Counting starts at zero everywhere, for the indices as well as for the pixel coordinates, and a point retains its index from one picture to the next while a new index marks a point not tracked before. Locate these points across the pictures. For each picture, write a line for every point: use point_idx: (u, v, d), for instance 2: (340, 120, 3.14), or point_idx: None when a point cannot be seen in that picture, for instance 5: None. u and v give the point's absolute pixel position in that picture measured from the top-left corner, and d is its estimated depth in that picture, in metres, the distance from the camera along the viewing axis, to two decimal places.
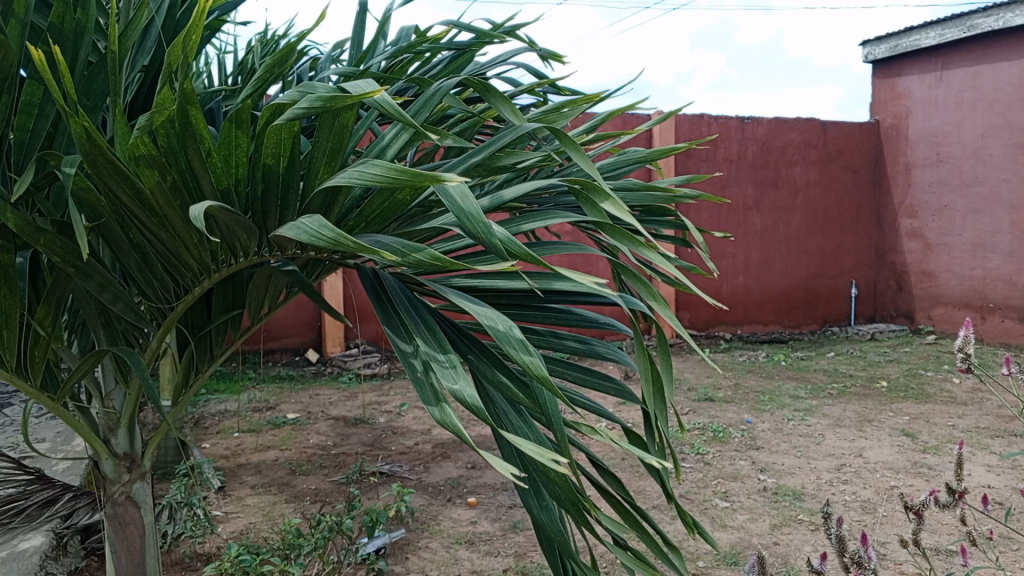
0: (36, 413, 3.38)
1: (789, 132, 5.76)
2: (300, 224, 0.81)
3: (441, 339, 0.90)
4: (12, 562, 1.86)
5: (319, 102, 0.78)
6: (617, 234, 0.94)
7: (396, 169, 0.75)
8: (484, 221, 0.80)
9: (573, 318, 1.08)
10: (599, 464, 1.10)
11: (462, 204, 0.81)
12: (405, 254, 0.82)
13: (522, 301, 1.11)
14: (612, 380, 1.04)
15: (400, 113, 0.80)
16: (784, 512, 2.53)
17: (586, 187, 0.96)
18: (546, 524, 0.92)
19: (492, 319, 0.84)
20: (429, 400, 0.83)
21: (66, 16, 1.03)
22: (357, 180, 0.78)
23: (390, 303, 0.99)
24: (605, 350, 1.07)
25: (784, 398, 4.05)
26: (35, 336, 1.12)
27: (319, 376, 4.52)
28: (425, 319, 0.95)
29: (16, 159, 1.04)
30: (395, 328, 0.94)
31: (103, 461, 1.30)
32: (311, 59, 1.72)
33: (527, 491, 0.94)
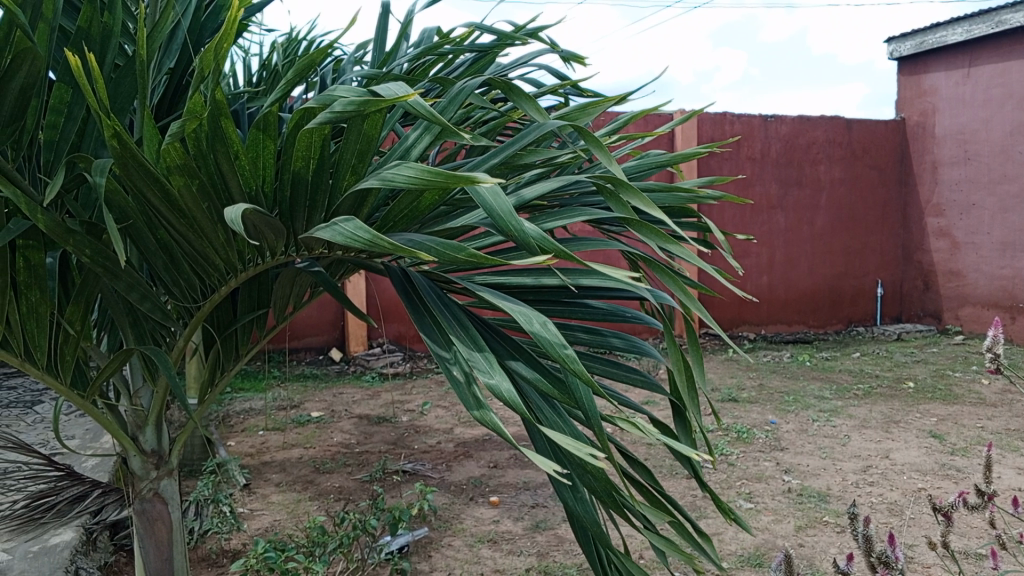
0: (66, 410, 3.44)
1: (813, 131, 5.71)
2: (333, 226, 0.82)
3: (474, 336, 0.90)
4: (43, 557, 1.90)
5: (353, 107, 0.79)
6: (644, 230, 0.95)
7: (429, 171, 0.76)
8: (516, 218, 0.80)
9: (586, 312, 1.08)
10: (628, 453, 1.10)
11: (493, 202, 0.81)
12: (440, 251, 0.82)
13: (549, 297, 1.11)
14: (639, 372, 1.03)
15: (432, 115, 0.80)
16: (808, 514, 2.51)
17: (614, 184, 0.96)
18: (582, 516, 0.92)
19: (526, 316, 0.83)
20: (470, 405, 0.83)
21: (94, 19, 1.05)
22: (391, 182, 0.78)
23: (421, 301, 0.99)
24: (632, 341, 1.06)
25: (808, 399, 4.01)
26: (64, 334, 1.14)
27: (342, 375, 4.56)
28: (456, 316, 0.95)
29: (47, 160, 1.06)
30: (427, 328, 0.94)
31: (131, 457, 1.32)
32: (334, 60, 1.73)
33: (562, 484, 0.93)
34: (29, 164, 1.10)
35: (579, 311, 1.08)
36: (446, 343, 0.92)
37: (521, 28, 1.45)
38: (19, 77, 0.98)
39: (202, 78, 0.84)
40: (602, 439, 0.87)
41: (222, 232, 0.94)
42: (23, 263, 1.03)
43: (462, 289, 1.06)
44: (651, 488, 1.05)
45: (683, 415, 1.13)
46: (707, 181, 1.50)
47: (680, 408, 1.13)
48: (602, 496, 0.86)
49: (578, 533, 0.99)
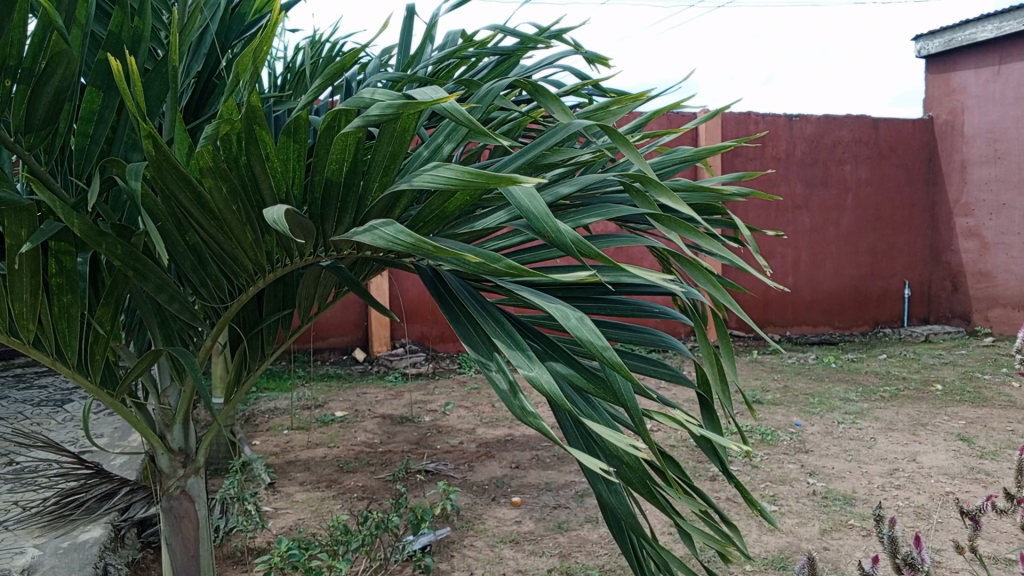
0: (96, 409, 3.50)
1: (839, 130, 5.65)
2: (374, 231, 0.82)
3: (510, 331, 0.91)
4: (74, 552, 1.93)
5: (391, 110, 0.79)
6: (673, 225, 0.96)
7: (468, 174, 0.76)
8: (553, 219, 0.81)
9: (618, 307, 1.08)
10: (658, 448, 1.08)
11: (529, 202, 0.82)
12: (482, 262, 0.82)
13: (579, 293, 1.11)
14: (668, 366, 1.03)
15: (468, 119, 0.80)
16: (834, 516, 2.48)
17: (641, 181, 0.96)
18: (618, 508, 0.91)
19: (563, 312, 0.84)
20: (509, 399, 0.84)
21: (124, 24, 1.07)
22: (430, 185, 0.79)
23: (455, 301, 0.99)
24: (660, 336, 1.05)
25: (833, 401, 3.98)
26: (94, 335, 1.16)
27: (366, 375, 4.59)
28: (491, 313, 0.95)
29: (79, 165, 1.09)
30: (463, 325, 0.95)
31: (159, 455, 1.34)
32: (359, 64, 1.75)
33: (596, 477, 0.93)
34: (62, 167, 1.12)
35: (610, 307, 1.08)
36: (481, 338, 0.93)
37: (545, 30, 1.46)
38: (53, 81, 1.01)
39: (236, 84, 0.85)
40: (641, 430, 0.87)
41: (251, 233, 0.96)
42: (55, 265, 1.05)
43: (494, 287, 1.06)
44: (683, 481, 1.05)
45: (712, 408, 1.13)
46: (734, 177, 1.48)
47: (708, 402, 1.13)
48: (637, 486, 0.86)
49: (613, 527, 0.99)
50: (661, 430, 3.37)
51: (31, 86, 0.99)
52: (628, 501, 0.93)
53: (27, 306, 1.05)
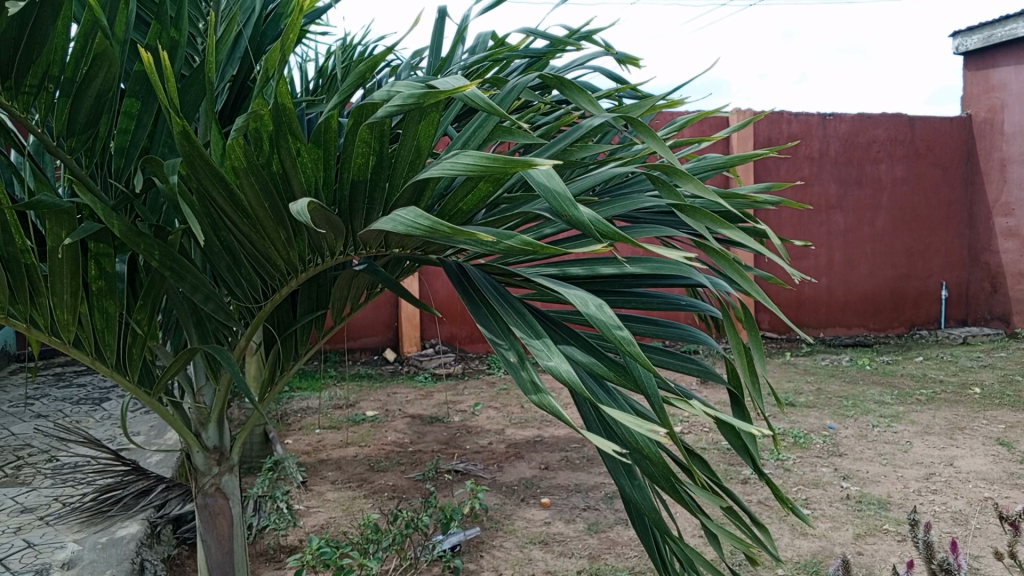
0: (133, 407, 3.57)
1: (873, 128, 5.56)
2: (393, 217, 0.82)
3: (532, 321, 0.91)
4: (112, 548, 1.97)
5: (411, 99, 0.80)
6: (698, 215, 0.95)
7: (488, 158, 0.76)
8: (571, 202, 0.80)
9: (646, 301, 1.06)
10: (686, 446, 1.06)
11: (548, 184, 0.82)
12: (499, 240, 0.83)
13: (603, 287, 1.10)
14: (696, 361, 1.02)
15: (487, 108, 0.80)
16: (868, 521, 2.45)
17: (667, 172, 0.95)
18: (640, 501, 0.90)
19: (583, 301, 0.84)
20: (529, 387, 0.84)
21: (161, 34, 1.09)
22: (449, 172, 0.78)
23: (478, 294, 0.99)
24: (688, 331, 1.05)
25: (868, 403, 3.91)
26: (133, 334, 1.18)
27: (396, 375, 4.62)
28: (514, 305, 0.95)
29: (119, 167, 1.11)
30: (486, 316, 0.95)
31: (195, 453, 1.37)
32: (390, 67, 1.76)
33: (618, 469, 0.93)
34: (101, 169, 1.15)
35: (637, 301, 1.07)
36: (503, 330, 0.92)
37: (575, 32, 1.46)
38: (95, 83, 1.03)
39: (267, 83, 0.86)
40: (663, 422, 0.86)
41: (283, 232, 0.97)
42: (95, 266, 1.08)
43: (521, 282, 1.06)
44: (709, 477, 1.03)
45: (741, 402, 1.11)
46: (766, 184, 1.47)
47: (738, 397, 1.11)
48: (659, 479, 0.85)
49: (636, 520, 0.97)
50: (692, 433, 3.35)
51: (73, 92, 1.03)
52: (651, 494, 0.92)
53: (67, 306, 1.07)
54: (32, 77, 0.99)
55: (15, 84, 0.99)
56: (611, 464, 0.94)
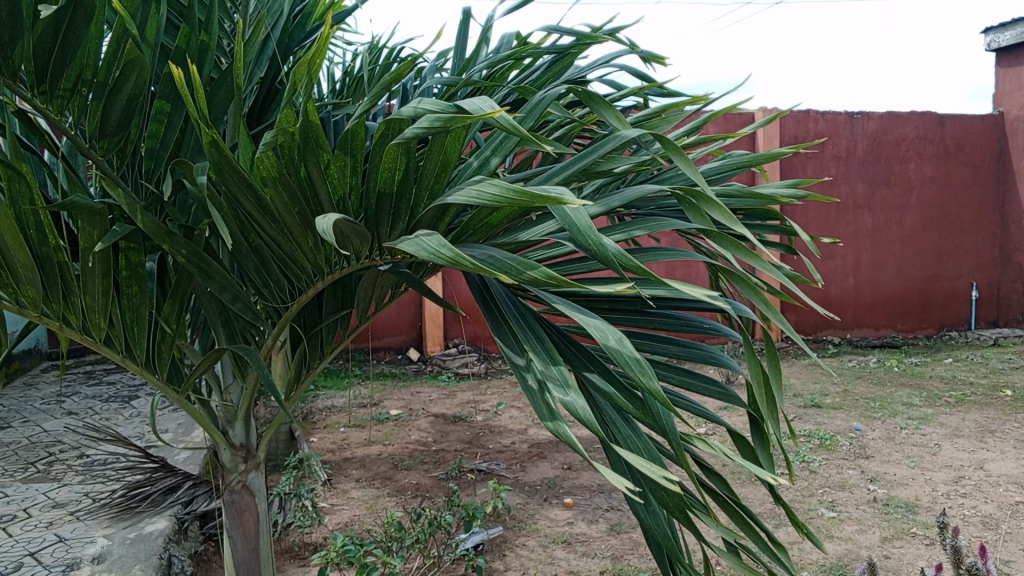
0: (161, 405, 3.62)
1: (902, 127, 5.49)
2: (417, 241, 0.83)
3: (551, 348, 0.90)
4: (140, 543, 2.00)
5: (440, 123, 0.80)
6: (722, 241, 0.93)
7: (511, 189, 0.76)
8: (595, 233, 0.81)
9: (671, 321, 1.05)
10: (702, 459, 1.04)
11: (574, 218, 0.82)
12: (521, 273, 0.82)
13: (624, 306, 1.09)
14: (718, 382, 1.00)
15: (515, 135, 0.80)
16: (895, 525, 2.42)
17: (691, 195, 0.94)
18: (654, 530, 0.90)
19: (601, 331, 0.83)
20: (544, 415, 0.84)
21: (191, 39, 1.11)
22: (474, 201, 0.79)
23: (499, 311, 0.99)
24: (712, 353, 1.03)
25: (895, 406, 3.86)
26: (162, 333, 1.20)
27: (419, 374, 4.64)
28: (534, 328, 0.95)
29: (149, 169, 1.13)
30: (506, 338, 0.95)
31: (222, 450, 1.38)
32: (415, 68, 1.77)
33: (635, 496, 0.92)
34: (132, 170, 1.17)
35: (660, 321, 1.05)
36: (522, 353, 0.93)
37: (599, 30, 1.45)
38: (127, 87, 1.05)
39: (294, 92, 0.87)
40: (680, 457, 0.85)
41: (310, 238, 0.98)
42: (126, 266, 1.09)
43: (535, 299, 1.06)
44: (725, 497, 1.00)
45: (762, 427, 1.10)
46: (792, 182, 1.46)
47: (759, 420, 1.09)
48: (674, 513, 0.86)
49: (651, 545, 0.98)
50: (717, 435, 3.33)
51: (106, 97, 1.05)
52: (666, 521, 0.92)
53: (98, 304, 1.09)
54: (66, 80, 1.02)
55: (50, 87, 1.01)
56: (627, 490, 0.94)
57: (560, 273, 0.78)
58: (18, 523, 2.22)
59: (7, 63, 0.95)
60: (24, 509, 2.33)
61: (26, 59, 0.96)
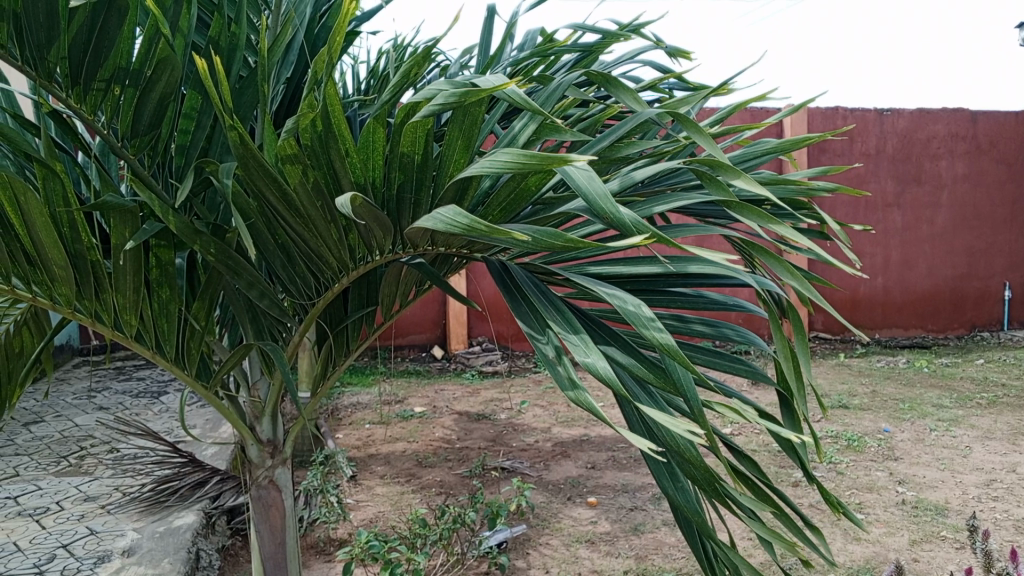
0: (189, 400, 3.67)
1: (933, 124, 5.40)
2: (434, 215, 0.82)
3: (570, 319, 0.90)
4: (169, 537, 2.03)
5: (454, 97, 0.79)
6: (744, 211, 0.91)
7: (527, 155, 0.75)
8: (612, 202, 0.78)
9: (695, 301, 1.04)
10: (733, 445, 1.06)
11: (589, 186, 0.80)
12: (538, 237, 0.82)
13: (645, 285, 1.07)
14: (743, 362, 0.99)
15: (528, 104, 0.80)
16: (924, 527, 2.38)
17: (712, 168, 0.92)
18: (682, 503, 0.88)
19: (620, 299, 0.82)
20: (565, 385, 0.84)
21: (222, 31, 1.12)
22: (487, 169, 0.78)
23: (519, 291, 0.99)
24: (735, 331, 1.03)
25: (925, 407, 3.81)
26: (190, 329, 1.22)
27: (443, 372, 4.67)
28: (553, 303, 0.95)
29: (177, 167, 1.15)
30: (526, 315, 0.95)
31: (249, 446, 1.39)
32: (440, 66, 1.78)
33: (661, 470, 0.91)
34: (163, 170, 1.18)
35: (679, 299, 1.05)
36: (542, 326, 0.92)
37: (624, 26, 1.44)
38: (159, 87, 1.07)
39: (314, 79, 0.85)
40: (702, 423, 0.84)
41: (335, 231, 0.99)
42: (155, 262, 1.11)
43: (561, 282, 1.05)
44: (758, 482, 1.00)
45: (791, 405, 1.07)
46: (821, 170, 1.43)
47: (787, 397, 1.07)
48: (701, 482, 0.84)
49: (681, 525, 0.97)
50: (743, 434, 3.30)
51: (139, 90, 1.07)
52: (693, 498, 0.90)
53: (130, 300, 1.11)
54: (100, 77, 1.04)
55: (84, 86, 1.04)
56: (653, 466, 0.92)
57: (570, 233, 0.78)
58: (51, 515, 2.26)
59: (42, 64, 1.00)
60: (56, 502, 2.38)
61: (61, 60, 1.01)
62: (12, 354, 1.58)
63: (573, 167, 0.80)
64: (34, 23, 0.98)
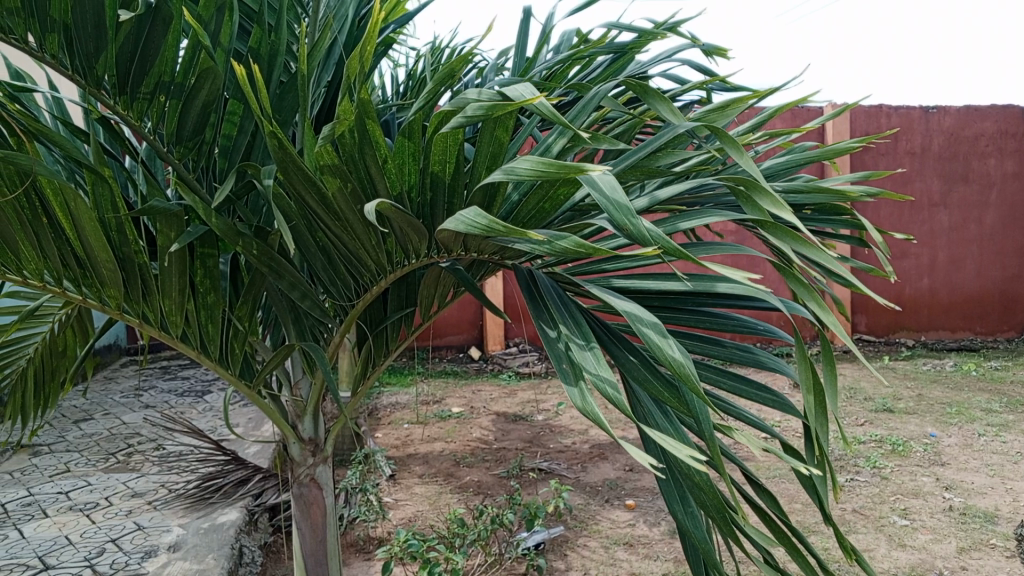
0: (233, 399, 3.74)
1: (981, 121, 5.25)
2: (456, 217, 0.82)
3: (587, 332, 0.89)
4: (213, 533, 2.07)
5: (483, 110, 0.79)
6: (778, 233, 0.85)
7: (546, 163, 0.74)
8: (632, 213, 0.76)
9: (726, 323, 1.04)
10: (751, 477, 1.01)
11: (610, 196, 0.77)
12: (553, 241, 0.80)
13: (673, 304, 1.06)
14: (774, 392, 0.97)
15: (558, 116, 0.78)
16: (972, 535, 2.33)
17: (746, 186, 0.87)
18: (689, 529, 0.87)
19: (637, 316, 0.81)
20: (573, 388, 0.82)
21: (262, 40, 1.16)
22: (509, 177, 0.78)
23: (541, 298, 0.99)
24: (765, 357, 1.00)
25: (974, 411, 3.71)
26: (235, 330, 1.25)
27: (480, 373, 4.69)
28: (573, 314, 0.94)
29: (221, 171, 1.18)
30: (544, 322, 0.95)
31: (291, 444, 1.42)
32: (477, 67, 1.80)
33: (672, 493, 0.90)
34: (207, 174, 1.21)
35: (709, 320, 1.04)
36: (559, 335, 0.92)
37: (660, 25, 1.43)
38: (201, 95, 1.10)
39: (349, 84, 0.86)
40: (713, 453, 0.83)
41: (373, 235, 1.01)
42: (201, 265, 1.14)
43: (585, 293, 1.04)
44: (776, 518, 0.96)
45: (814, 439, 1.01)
46: (862, 175, 1.42)
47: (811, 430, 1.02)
48: (711, 512, 0.82)
49: (688, 550, 0.95)
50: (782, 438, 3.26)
51: (182, 99, 1.10)
52: (704, 527, 0.88)
53: (176, 304, 1.14)
54: (146, 85, 1.07)
55: (131, 94, 1.07)
56: (664, 488, 0.91)
57: (591, 241, 0.75)
58: (100, 510, 2.33)
59: (90, 72, 1.04)
60: (105, 497, 2.45)
61: (108, 69, 1.04)
62: (56, 353, 1.63)
63: (596, 174, 0.77)
64: (83, 32, 1.01)
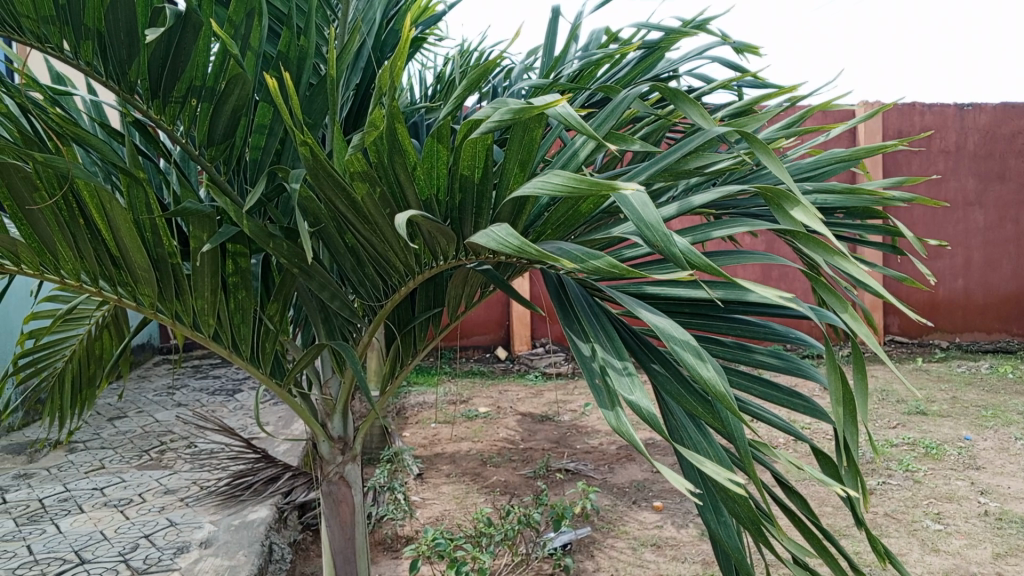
0: (263, 398, 3.79)
1: (1019, 119, 5.14)
2: (488, 232, 0.83)
3: (620, 348, 0.89)
4: (244, 529, 2.10)
5: (509, 116, 0.79)
6: (810, 243, 0.84)
7: (577, 179, 0.74)
8: (664, 229, 0.75)
9: (759, 331, 1.03)
10: (781, 479, 1.01)
11: (642, 212, 0.77)
12: (584, 258, 0.81)
13: (704, 311, 1.05)
14: (802, 397, 0.95)
15: (585, 126, 0.77)
16: (1008, 541, 2.28)
17: (774, 195, 0.85)
18: (723, 540, 0.86)
19: (668, 327, 0.80)
20: (606, 407, 0.83)
21: (292, 44, 1.17)
22: (540, 190, 0.78)
23: (572, 308, 0.99)
24: (797, 364, 0.99)
25: (1010, 414, 3.64)
26: (266, 330, 1.27)
27: (507, 373, 4.70)
28: (604, 325, 0.94)
29: (251, 173, 1.20)
30: (576, 335, 0.95)
31: (320, 442, 1.43)
32: (505, 68, 1.80)
33: (705, 503, 0.89)
34: (238, 176, 1.23)
35: (739, 326, 1.03)
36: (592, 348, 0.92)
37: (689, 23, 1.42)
38: (231, 99, 1.12)
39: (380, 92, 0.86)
40: (747, 466, 0.82)
41: (402, 238, 1.02)
42: (233, 264, 1.16)
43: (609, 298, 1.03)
44: (806, 520, 0.95)
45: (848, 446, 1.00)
46: (897, 180, 1.40)
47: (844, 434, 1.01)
48: (744, 521, 0.82)
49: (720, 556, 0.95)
50: None
51: (213, 103, 1.11)
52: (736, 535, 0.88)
53: (208, 301, 1.16)
54: (178, 90, 1.09)
55: (163, 98, 1.09)
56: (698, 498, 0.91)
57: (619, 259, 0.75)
58: (134, 506, 2.37)
59: (124, 78, 1.06)
60: (139, 494, 2.49)
61: (142, 76, 1.06)
62: (94, 355, 1.67)
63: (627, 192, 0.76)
64: (115, 41, 1.02)
